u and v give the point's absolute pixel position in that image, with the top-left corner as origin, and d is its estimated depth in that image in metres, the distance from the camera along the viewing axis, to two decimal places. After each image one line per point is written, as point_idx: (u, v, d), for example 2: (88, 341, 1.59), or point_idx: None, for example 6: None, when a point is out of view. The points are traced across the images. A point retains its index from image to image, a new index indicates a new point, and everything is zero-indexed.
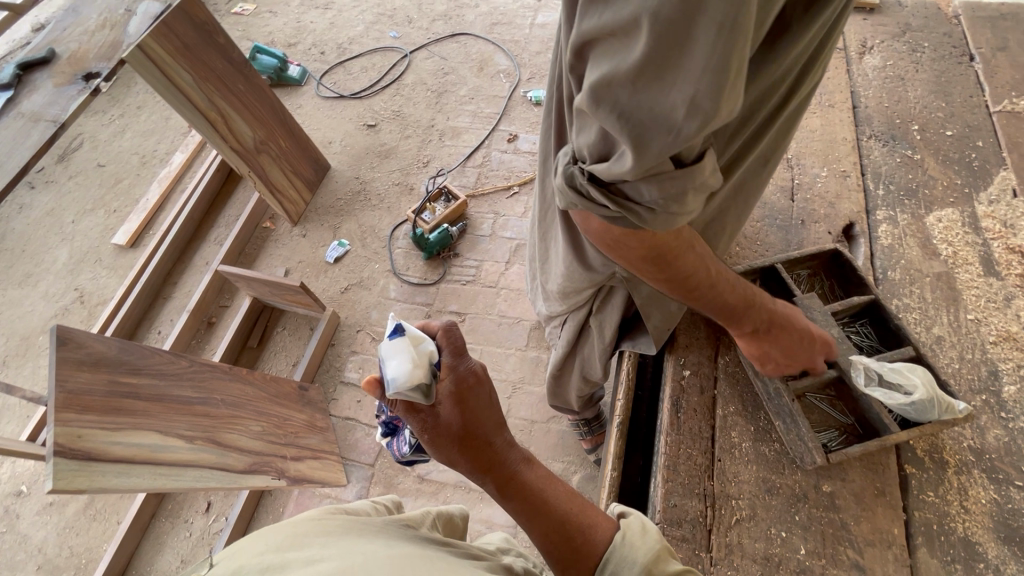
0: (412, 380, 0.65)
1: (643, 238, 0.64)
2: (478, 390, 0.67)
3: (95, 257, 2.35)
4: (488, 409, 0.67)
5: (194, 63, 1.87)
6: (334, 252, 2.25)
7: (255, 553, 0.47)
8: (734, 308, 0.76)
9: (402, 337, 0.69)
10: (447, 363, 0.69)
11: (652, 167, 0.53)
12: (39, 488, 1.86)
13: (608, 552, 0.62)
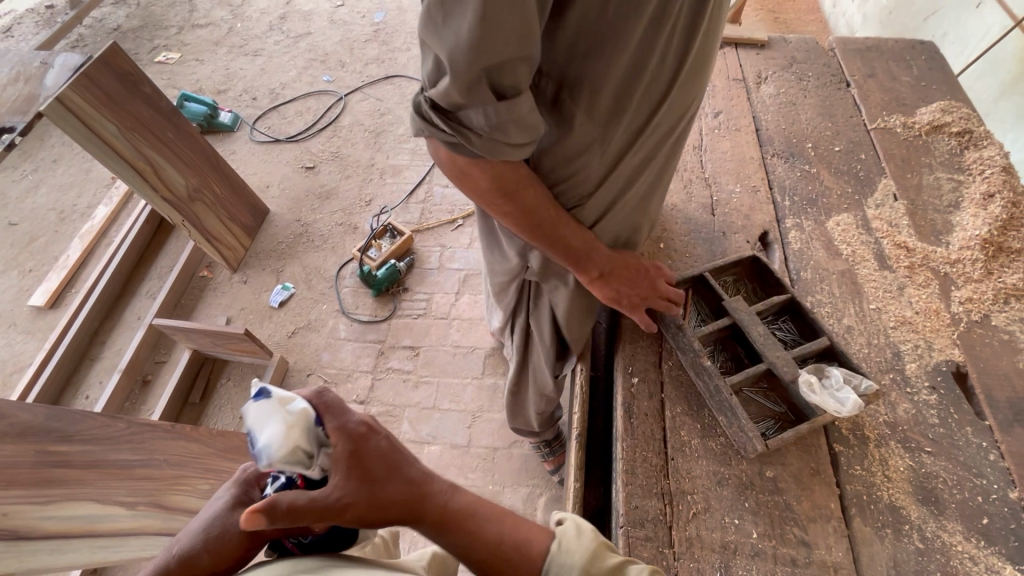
0: (289, 449, 0.56)
1: (484, 172, 0.73)
2: (375, 436, 0.64)
3: (9, 322, 2.17)
4: (391, 451, 0.65)
5: (119, 114, 1.81)
6: (278, 296, 2.20)
7: None
8: (579, 248, 0.88)
9: (269, 400, 0.58)
10: (334, 426, 0.61)
11: (473, 90, 0.61)
12: None
13: (550, 559, 0.65)
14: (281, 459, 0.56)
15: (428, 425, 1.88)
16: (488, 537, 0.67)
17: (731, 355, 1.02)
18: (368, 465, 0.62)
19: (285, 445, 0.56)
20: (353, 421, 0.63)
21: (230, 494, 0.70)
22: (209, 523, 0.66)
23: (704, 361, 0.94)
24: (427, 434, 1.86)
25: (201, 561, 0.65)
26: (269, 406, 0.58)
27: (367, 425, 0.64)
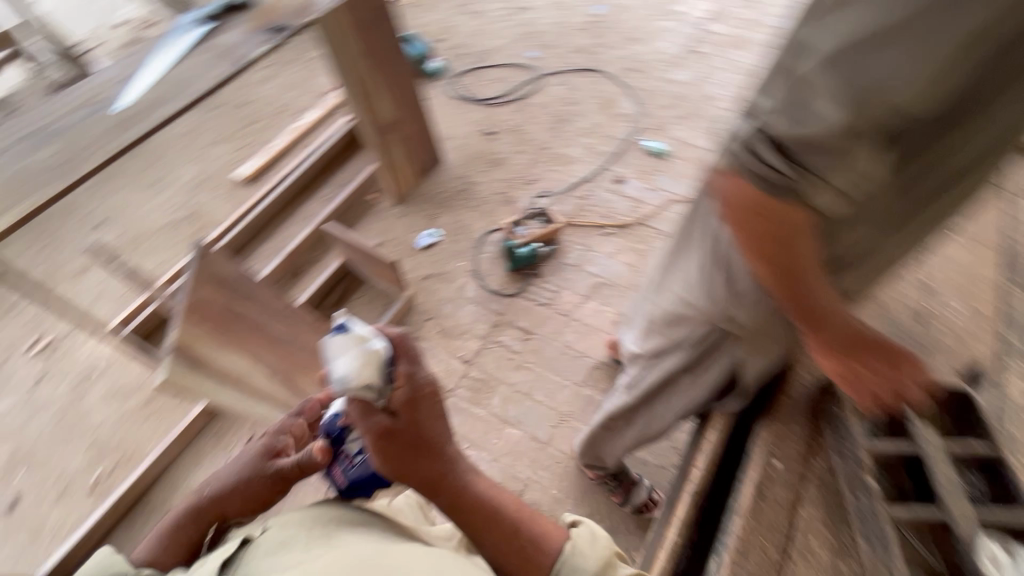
0: (360, 379, 0.85)
1: (788, 222, 0.66)
2: (432, 402, 0.87)
3: (215, 182, 2.55)
4: (438, 421, 0.87)
5: (365, 38, 2.01)
6: (425, 239, 2.35)
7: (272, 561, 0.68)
8: (842, 337, 0.78)
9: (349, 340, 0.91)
10: (405, 373, 0.87)
11: (845, 134, 0.58)
12: (111, 371, 2.00)
13: (553, 554, 0.89)
14: (354, 386, 0.85)
15: (516, 409, 1.91)
16: (496, 522, 0.88)
17: (896, 484, 0.91)
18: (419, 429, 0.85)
19: (358, 376, 0.85)
20: (421, 375, 0.89)
21: (254, 449, 0.93)
22: (241, 470, 0.90)
23: (868, 479, 0.84)
24: (512, 416, 1.90)
25: (231, 504, 0.89)
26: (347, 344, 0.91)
27: (427, 385, 0.88)
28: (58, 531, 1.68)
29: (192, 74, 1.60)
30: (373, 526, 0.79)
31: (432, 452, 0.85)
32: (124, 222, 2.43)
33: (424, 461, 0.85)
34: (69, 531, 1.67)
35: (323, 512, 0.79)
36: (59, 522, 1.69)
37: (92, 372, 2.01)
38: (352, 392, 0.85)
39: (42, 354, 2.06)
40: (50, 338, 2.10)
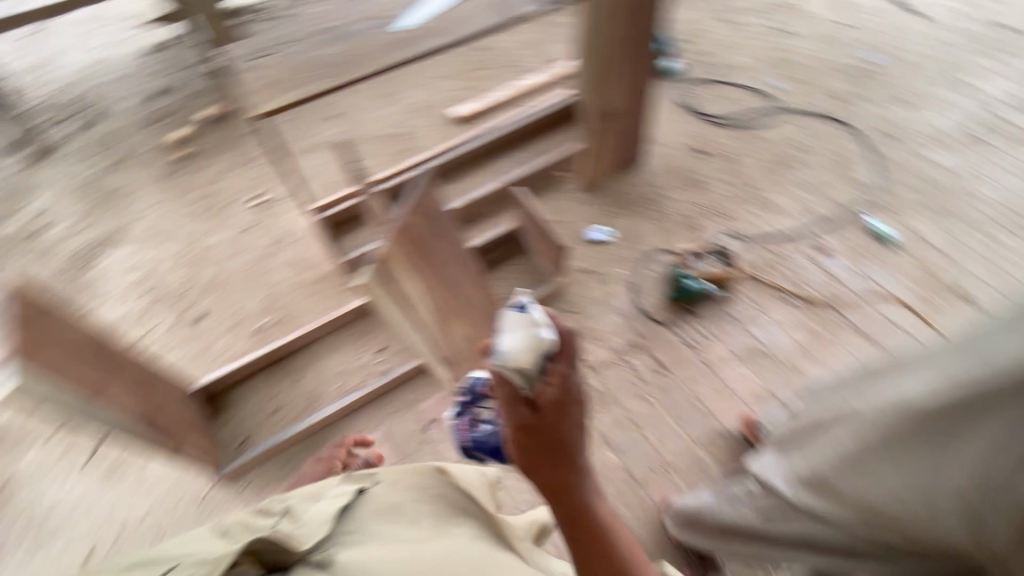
0: (522, 359, 0.97)
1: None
2: (576, 412, 0.97)
3: (431, 111, 2.71)
4: (577, 433, 0.97)
5: (631, 23, 1.92)
6: (597, 234, 2.30)
7: (367, 519, 1.04)
8: None
9: (525, 322, 1.02)
10: (557, 371, 0.96)
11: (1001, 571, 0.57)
12: (296, 243, 2.27)
13: None
14: (508, 365, 0.96)
15: (622, 436, 1.84)
16: (593, 533, 0.98)
17: None
18: (561, 437, 0.95)
19: (514, 357, 0.96)
20: (572, 381, 0.97)
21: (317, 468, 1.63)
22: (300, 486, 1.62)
23: None
24: (615, 441, 1.83)
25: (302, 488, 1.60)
26: (521, 323, 1.03)
27: (574, 393, 0.97)
28: (221, 356, 1.99)
29: (468, 15, 1.68)
30: (450, 511, 1.12)
31: (563, 461, 0.96)
32: (349, 120, 2.69)
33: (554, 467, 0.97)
34: (228, 360, 1.98)
35: (417, 490, 1.15)
36: (225, 349, 2.00)
37: (284, 238, 2.29)
38: (503, 368, 0.97)
39: (253, 207, 2.39)
40: (264, 196, 2.42)
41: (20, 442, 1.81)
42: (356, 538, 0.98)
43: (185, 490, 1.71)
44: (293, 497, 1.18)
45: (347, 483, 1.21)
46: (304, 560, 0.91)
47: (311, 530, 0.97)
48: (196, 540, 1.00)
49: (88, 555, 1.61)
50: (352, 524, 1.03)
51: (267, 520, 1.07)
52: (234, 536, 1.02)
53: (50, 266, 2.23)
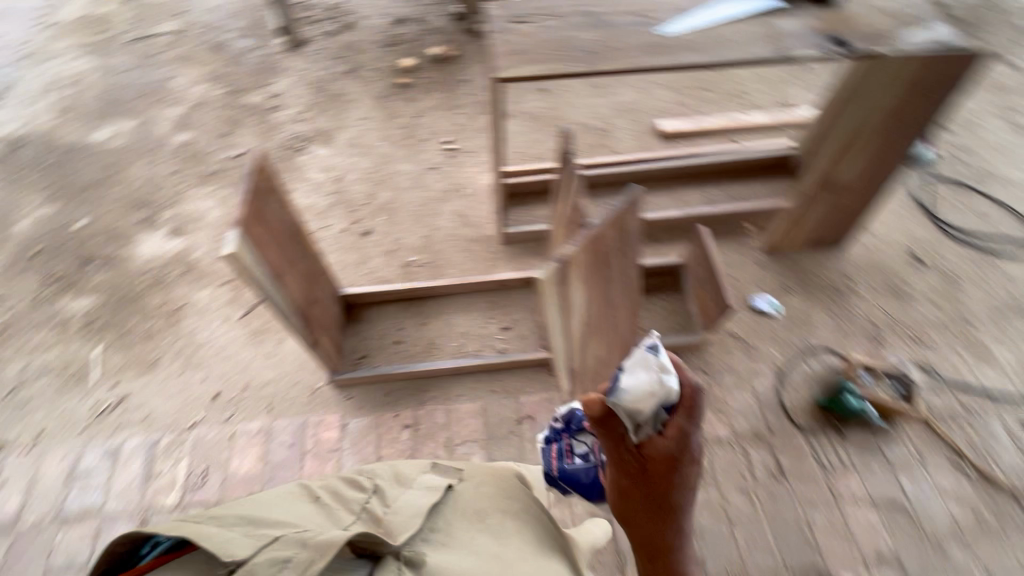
0: (638, 409, 0.87)
1: None
2: (688, 471, 0.92)
3: (637, 115, 2.62)
4: (685, 491, 0.94)
5: (908, 100, 1.68)
6: (762, 303, 2.08)
7: (448, 521, 1.01)
8: None
9: (651, 362, 0.87)
10: (675, 426, 0.89)
11: None
12: (467, 199, 2.35)
13: None
14: (623, 405, 0.88)
15: (707, 523, 1.67)
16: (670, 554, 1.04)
17: None
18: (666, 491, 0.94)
19: (631, 399, 0.87)
20: (691, 439, 0.89)
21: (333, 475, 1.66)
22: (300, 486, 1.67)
23: None
24: (698, 525, 1.67)
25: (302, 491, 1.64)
26: (646, 361, 0.88)
27: (691, 452, 0.90)
28: (370, 274, 2.15)
29: (733, 40, 1.57)
30: (532, 535, 1.07)
31: (662, 510, 0.98)
32: (556, 98, 2.70)
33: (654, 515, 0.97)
34: (374, 280, 2.12)
35: (503, 501, 1.11)
36: (375, 269, 2.15)
37: (459, 189, 2.39)
38: (618, 408, 0.89)
39: (443, 151, 2.51)
40: (456, 145, 2.53)
41: (203, 277, 2.12)
42: (442, 539, 0.96)
43: (305, 377, 1.90)
44: (384, 473, 1.11)
45: (434, 471, 1.12)
46: (397, 557, 0.87)
47: (405, 523, 0.93)
48: (297, 504, 0.97)
49: (218, 394, 1.86)
50: (441, 522, 1.00)
51: (359, 496, 1.03)
52: (331, 510, 0.99)
53: (271, 140, 2.54)
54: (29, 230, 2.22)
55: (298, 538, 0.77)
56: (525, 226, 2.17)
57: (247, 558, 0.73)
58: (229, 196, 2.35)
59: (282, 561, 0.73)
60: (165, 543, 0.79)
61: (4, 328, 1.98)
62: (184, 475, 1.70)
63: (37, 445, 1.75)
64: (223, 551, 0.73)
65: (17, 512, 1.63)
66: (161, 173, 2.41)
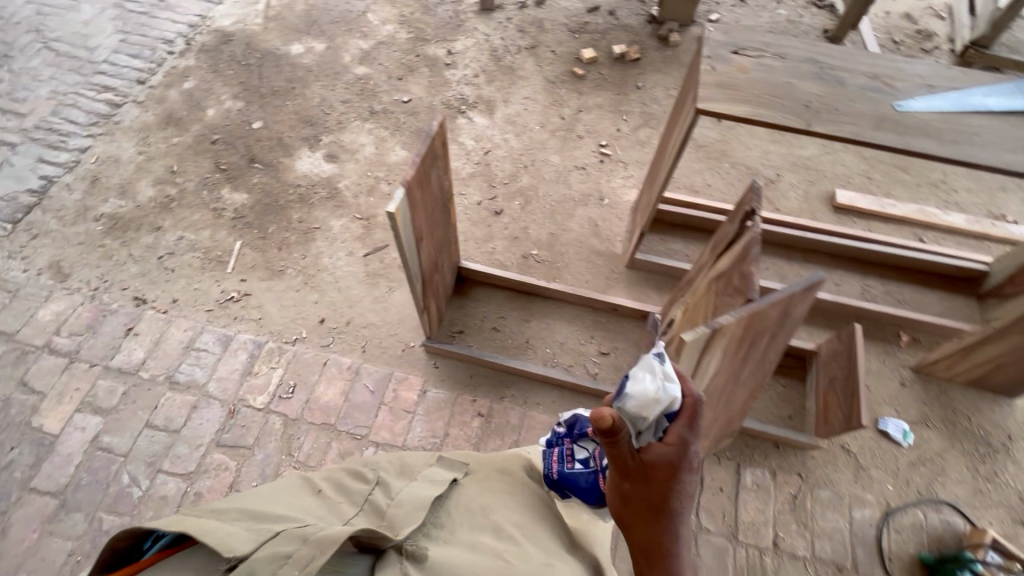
0: (641, 409, 0.87)
1: None
2: (686, 480, 0.88)
3: (814, 176, 2.37)
4: (685, 502, 0.88)
5: None
6: (892, 428, 1.83)
7: (449, 515, 0.95)
8: None
9: (649, 365, 0.91)
10: (675, 429, 0.88)
11: None
12: (605, 210, 2.27)
13: None
14: (626, 410, 0.88)
15: None
16: None
17: None
18: (665, 501, 0.86)
19: (635, 405, 0.87)
20: (690, 448, 0.88)
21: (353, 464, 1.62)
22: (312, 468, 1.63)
23: None
24: None
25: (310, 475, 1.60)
26: (646, 365, 0.91)
27: (690, 459, 0.88)
28: (490, 254, 2.15)
29: (985, 137, 1.34)
30: (542, 534, 1.00)
31: (661, 537, 0.87)
32: (730, 132, 2.50)
33: (648, 528, 0.88)
34: (492, 262, 2.12)
35: (510, 497, 1.05)
36: (495, 251, 2.15)
37: (599, 197, 2.31)
38: (623, 412, 0.88)
39: (595, 154, 2.44)
40: (610, 151, 2.45)
41: (341, 207, 2.24)
42: (445, 535, 0.90)
43: (402, 332, 1.96)
44: (386, 464, 1.08)
45: (440, 463, 1.07)
46: (399, 551, 0.83)
47: (404, 516, 0.88)
48: (301, 497, 0.95)
49: (324, 319, 1.97)
50: (444, 518, 0.94)
51: (364, 487, 1.00)
52: (334, 502, 0.96)
53: (437, 95, 2.60)
54: (216, 118, 2.45)
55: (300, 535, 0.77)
56: (655, 258, 2.08)
57: (248, 553, 0.74)
58: (385, 138, 2.44)
59: (283, 557, 0.74)
60: (168, 540, 0.82)
61: (174, 199, 2.22)
62: (276, 383, 1.82)
63: (170, 311, 1.95)
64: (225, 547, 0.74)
65: (140, 362, 1.84)
66: (335, 98, 2.55)
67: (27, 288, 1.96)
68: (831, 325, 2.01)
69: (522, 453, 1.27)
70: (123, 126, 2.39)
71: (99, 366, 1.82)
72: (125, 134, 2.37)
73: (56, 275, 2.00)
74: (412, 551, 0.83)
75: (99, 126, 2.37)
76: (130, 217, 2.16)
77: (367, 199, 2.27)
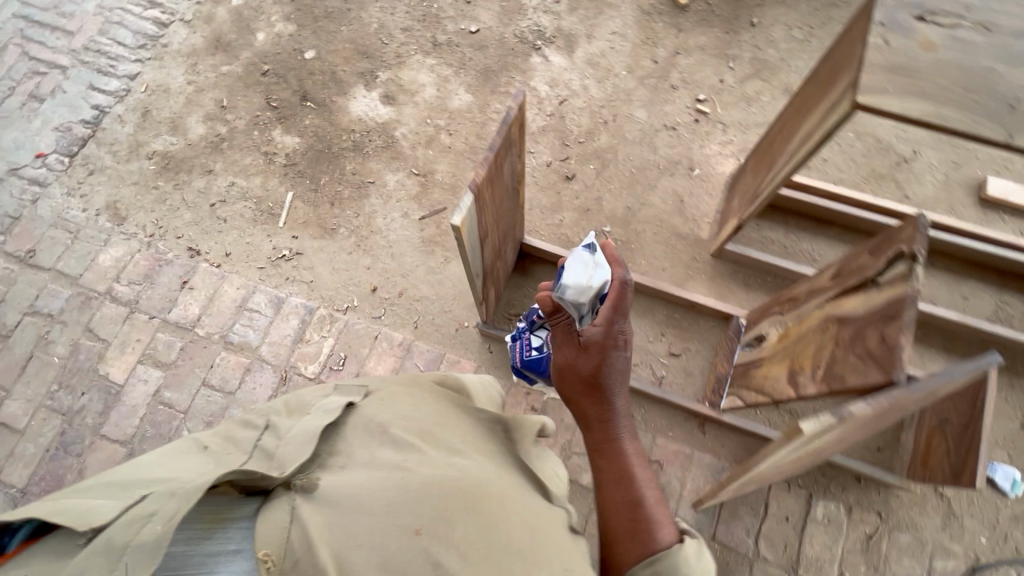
0: (577, 295, 1.19)
1: None
2: (614, 354, 1.13)
3: (960, 159, 1.94)
4: (614, 374, 1.13)
5: None
6: (1000, 476, 1.60)
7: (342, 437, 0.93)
8: None
9: (583, 258, 1.22)
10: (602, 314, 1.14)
11: None
12: (693, 185, 1.97)
13: (666, 552, 0.90)
14: (568, 297, 1.20)
15: None
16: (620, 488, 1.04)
17: None
18: (594, 371, 1.13)
19: (572, 291, 1.19)
20: (616, 327, 1.13)
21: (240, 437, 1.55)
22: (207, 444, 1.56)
23: None
24: None
25: None
26: (581, 261, 1.22)
27: (615, 338, 1.13)
28: (557, 227, 1.92)
29: None
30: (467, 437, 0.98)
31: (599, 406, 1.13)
32: None
33: (588, 400, 1.14)
34: (558, 236, 1.91)
35: (419, 403, 1.01)
36: (563, 223, 1.93)
37: (688, 166, 2.00)
38: (564, 301, 1.20)
39: (690, 111, 2.07)
40: (708, 108, 2.07)
41: (397, 159, 2.03)
42: (340, 461, 0.87)
43: (456, 309, 1.83)
44: (277, 407, 1.00)
45: (339, 393, 1.02)
46: (288, 487, 0.81)
47: (292, 452, 0.84)
48: (184, 453, 0.86)
49: (376, 288, 1.86)
50: (341, 445, 0.91)
51: (252, 434, 0.92)
52: (221, 453, 0.87)
53: (510, 25, 2.23)
54: (266, 44, 2.22)
55: (167, 489, 0.71)
56: (746, 249, 1.81)
57: (109, 520, 0.68)
58: (448, 78, 2.15)
59: (147, 514, 0.67)
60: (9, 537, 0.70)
61: (225, 138, 2.08)
62: (327, 353, 1.77)
63: (223, 266, 1.89)
64: (80, 521, 0.67)
65: (196, 318, 1.82)
66: (394, 25, 2.24)
67: (87, 230, 1.94)
68: (949, 347, 1.71)
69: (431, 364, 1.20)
70: (172, 50, 2.21)
71: (158, 319, 1.82)
72: (174, 60, 2.20)
73: (114, 217, 1.96)
74: (301, 484, 0.82)
75: (147, 50, 2.20)
76: (182, 157, 2.06)
77: (426, 152, 2.05)
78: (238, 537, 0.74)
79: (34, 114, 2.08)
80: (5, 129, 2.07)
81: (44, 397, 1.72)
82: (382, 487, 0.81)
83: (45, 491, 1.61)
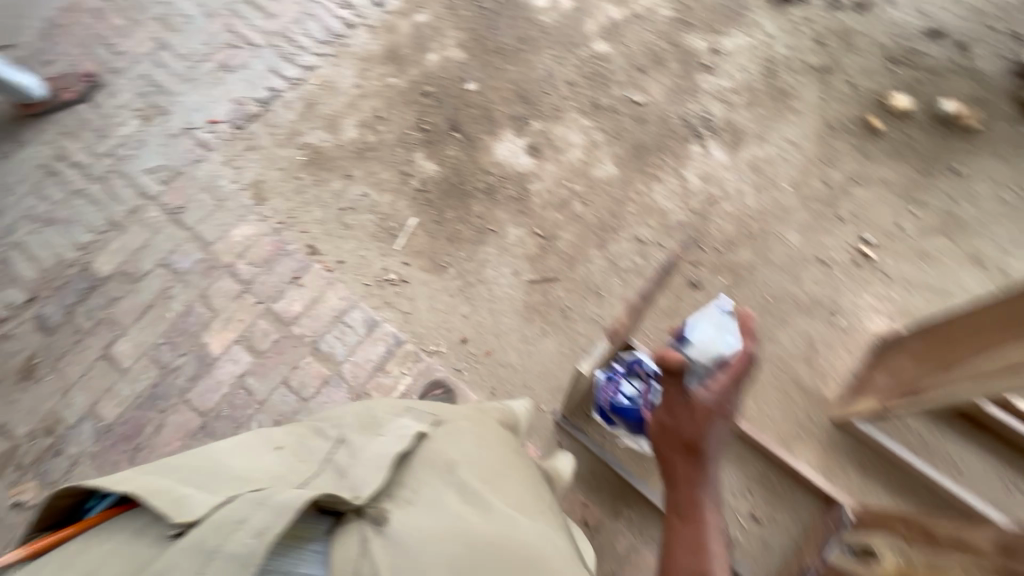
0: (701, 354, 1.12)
1: None
2: (721, 425, 0.98)
3: None
4: (716, 445, 0.98)
5: None
6: None
7: (417, 458, 0.92)
8: None
9: (715, 318, 1.17)
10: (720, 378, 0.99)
11: None
12: (832, 335, 1.75)
13: None
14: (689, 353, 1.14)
15: None
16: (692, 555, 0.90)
17: None
18: (697, 438, 0.97)
19: (697, 348, 1.13)
20: (730, 397, 0.99)
21: None
22: None
23: None
24: None
25: None
26: (712, 320, 1.17)
27: (726, 409, 0.98)
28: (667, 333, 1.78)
29: None
30: (529, 500, 0.96)
31: (690, 471, 0.97)
32: None
33: (679, 459, 0.99)
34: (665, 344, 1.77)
35: (489, 450, 1.00)
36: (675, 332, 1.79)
37: (832, 311, 1.78)
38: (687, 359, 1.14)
39: (852, 249, 1.85)
40: (873, 252, 1.84)
41: (524, 215, 1.99)
42: (407, 495, 0.86)
43: (538, 388, 1.75)
44: (350, 420, 1.03)
45: (409, 416, 1.02)
46: (360, 513, 0.80)
47: (364, 476, 0.83)
48: (259, 456, 0.91)
49: (466, 340, 1.83)
50: (408, 478, 0.89)
51: (327, 445, 0.96)
52: (296, 464, 0.90)
53: (678, 105, 2.11)
54: (435, 66, 2.27)
55: (257, 497, 0.74)
56: (876, 431, 1.58)
57: (201, 517, 0.73)
58: (599, 144, 2.08)
59: (236, 519, 0.71)
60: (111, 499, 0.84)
61: (371, 147, 2.15)
62: (401, 391, 1.77)
63: (334, 271, 1.95)
64: (178, 511, 0.73)
65: (296, 315, 1.88)
66: (561, 77, 2.20)
67: (230, 202, 2.07)
68: None
69: (492, 406, 1.20)
70: (350, 51, 2.31)
71: (263, 305, 1.90)
72: (350, 61, 2.30)
73: (255, 197, 2.08)
74: (372, 512, 0.81)
75: (330, 46, 2.32)
76: (329, 155, 2.14)
77: (554, 215, 1.98)
78: (310, 560, 0.74)
79: (219, 82, 2.26)
80: (193, 90, 2.26)
81: (150, 347, 1.86)
82: (443, 532, 0.80)
83: (126, 436, 1.74)
